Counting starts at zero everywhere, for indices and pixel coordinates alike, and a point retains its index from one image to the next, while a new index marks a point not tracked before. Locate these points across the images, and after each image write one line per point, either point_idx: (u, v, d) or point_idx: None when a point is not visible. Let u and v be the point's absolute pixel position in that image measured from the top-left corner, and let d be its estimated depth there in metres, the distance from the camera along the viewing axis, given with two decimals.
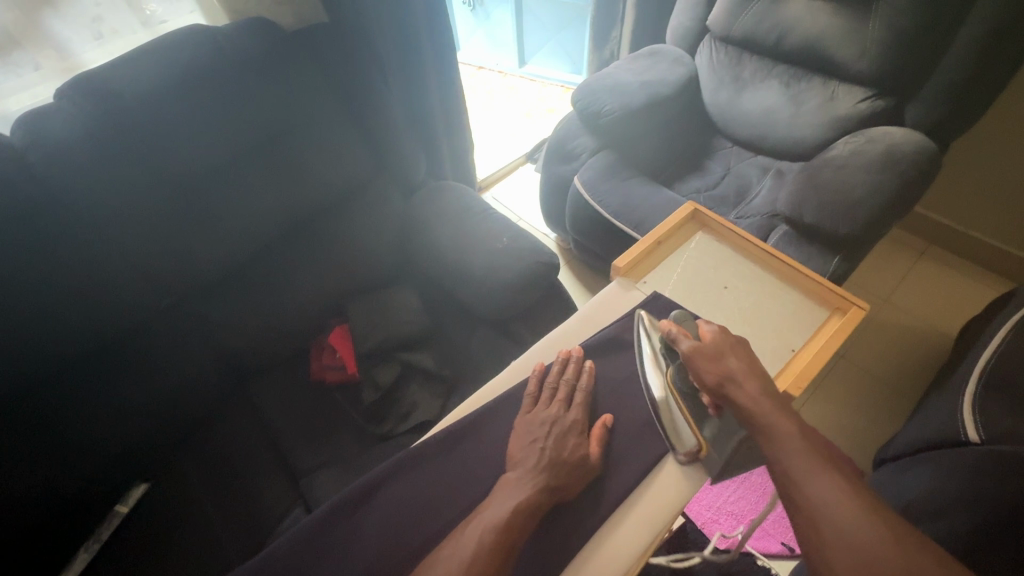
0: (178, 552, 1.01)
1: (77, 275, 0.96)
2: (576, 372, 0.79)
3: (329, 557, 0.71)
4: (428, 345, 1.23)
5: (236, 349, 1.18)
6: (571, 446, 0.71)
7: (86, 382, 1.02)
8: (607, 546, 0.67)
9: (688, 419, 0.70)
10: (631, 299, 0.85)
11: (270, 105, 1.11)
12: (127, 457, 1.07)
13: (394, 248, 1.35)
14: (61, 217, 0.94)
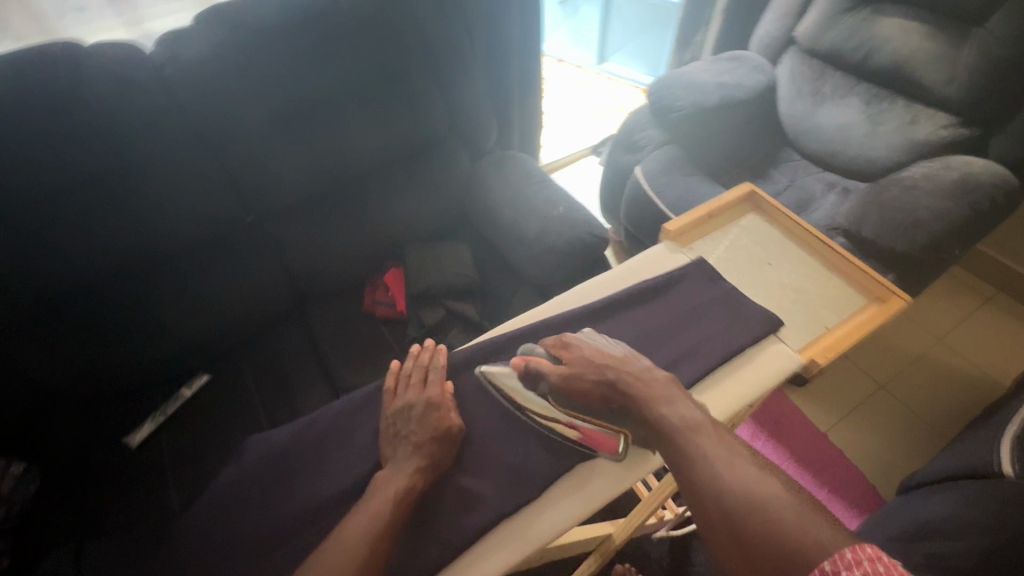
0: (226, 437, 1.12)
1: (181, 178, 1.08)
2: (435, 364, 0.78)
3: (350, 440, 0.77)
4: (474, 296, 1.32)
5: (303, 271, 1.30)
6: (432, 422, 0.71)
7: (171, 277, 1.15)
8: (573, 492, 0.68)
9: (596, 423, 0.68)
10: (674, 260, 0.86)
11: (370, 52, 1.19)
12: (194, 348, 1.20)
13: (454, 205, 1.44)
14: (177, 124, 1.05)
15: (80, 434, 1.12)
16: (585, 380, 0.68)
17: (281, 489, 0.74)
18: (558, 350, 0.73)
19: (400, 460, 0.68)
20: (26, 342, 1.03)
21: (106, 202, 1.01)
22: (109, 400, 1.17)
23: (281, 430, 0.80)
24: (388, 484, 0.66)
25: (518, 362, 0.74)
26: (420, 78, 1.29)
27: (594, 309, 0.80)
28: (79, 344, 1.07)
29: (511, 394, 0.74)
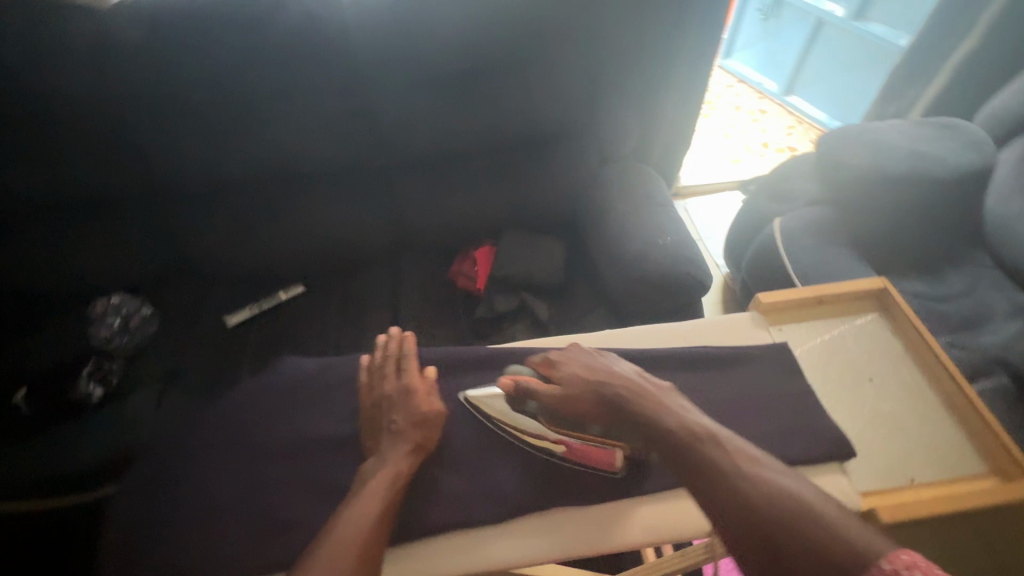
0: (297, 345, 1.26)
1: (331, 110, 1.19)
2: (404, 350, 0.83)
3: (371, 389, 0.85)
4: (552, 297, 1.31)
5: (407, 222, 1.37)
6: (415, 420, 0.75)
7: (299, 196, 1.31)
8: (521, 537, 0.72)
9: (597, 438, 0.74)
10: (754, 337, 0.84)
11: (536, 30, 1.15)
12: (299, 262, 1.35)
13: (565, 203, 1.41)
14: (342, 62, 1.14)
15: (194, 307, 1.32)
16: (578, 399, 0.71)
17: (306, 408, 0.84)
18: (545, 370, 0.76)
19: (387, 453, 0.72)
20: (184, 213, 1.27)
21: (266, 118, 1.17)
22: (225, 279, 1.36)
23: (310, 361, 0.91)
24: (383, 471, 0.70)
25: (508, 382, 0.78)
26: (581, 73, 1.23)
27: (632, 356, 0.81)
28: (217, 227, 1.28)
29: (503, 416, 0.79)
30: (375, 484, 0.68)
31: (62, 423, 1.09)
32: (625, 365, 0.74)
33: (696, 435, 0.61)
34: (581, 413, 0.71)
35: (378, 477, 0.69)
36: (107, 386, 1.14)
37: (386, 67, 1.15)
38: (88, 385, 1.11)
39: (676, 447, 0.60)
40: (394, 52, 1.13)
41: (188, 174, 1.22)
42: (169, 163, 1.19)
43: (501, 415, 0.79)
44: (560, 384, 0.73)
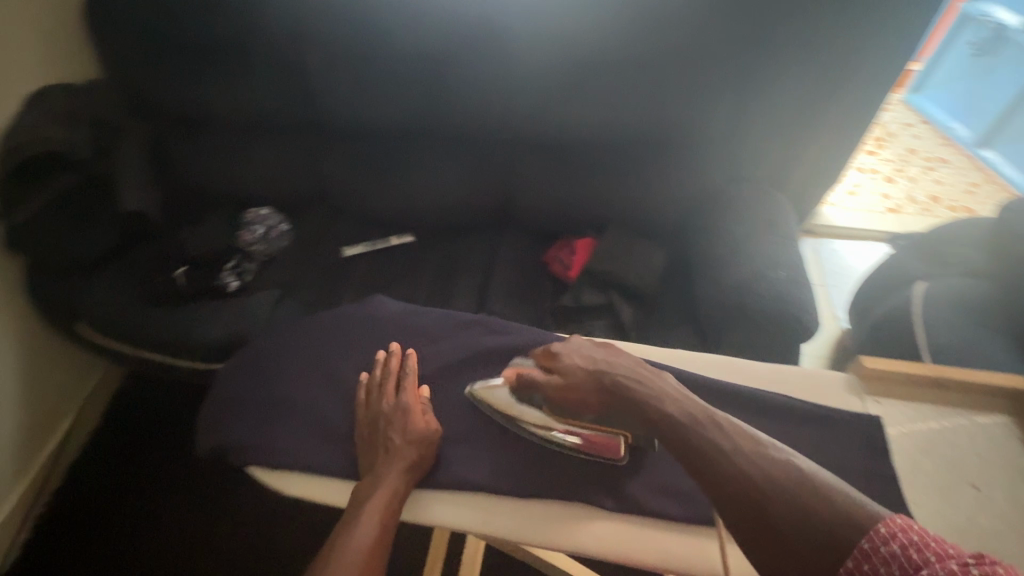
0: (394, 286, 1.37)
1: (474, 79, 1.27)
2: (405, 369, 0.84)
3: (443, 341, 0.90)
4: (642, 304, 1.27)
5: (518, 198, 1.42)
6: (410, 442, 0.76)
7: (429, 153, 1.41)
8: (505, 515, 0.72)
9: (601, 426, 0.76)
10: (844, 400, 0.78)
11: (688, 33, 1.15)
12: (413, 213, 1.46)
13: (678, 213, 1.36)
14: (496, 37, 1.21)
15: (319, 233, 1.50)
16: (579, 386, 0.74)
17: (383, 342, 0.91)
18: (548, 362, 0.78)
19: (382, 471, 0.73)
20: (335, 149, 1.44)
21: (417, 77, 1.29)
22: (350, 215, 1.52)
23: (395, 305, 0.97)
24: (378, 496, 0.71)
25: (510, 374, 0.80)
26: (722, 80, 1.20)
27: (699, 384, 0.79)
28: (354, 166, 1.44)
29: (508, 409, 0.78)
30: (371, 512, 0.69)
31: (200, 300, 1.30)
32: (627, 360, 0.76)
33: (697, 420, 0.65)
34: (581, 402, 0.74)
35: (374, 503, 0.70)
36: (242, 281, 1.34)
37: (534, 48, 1.21)
38: (227, 275, 1.33)
39: (676, 427, 0.65)
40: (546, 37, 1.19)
41: (343, 116, 1.37)
42: (328, 102, 1.34)
43: (506, 409, 0.79)
44: (561, 371, 0.76)
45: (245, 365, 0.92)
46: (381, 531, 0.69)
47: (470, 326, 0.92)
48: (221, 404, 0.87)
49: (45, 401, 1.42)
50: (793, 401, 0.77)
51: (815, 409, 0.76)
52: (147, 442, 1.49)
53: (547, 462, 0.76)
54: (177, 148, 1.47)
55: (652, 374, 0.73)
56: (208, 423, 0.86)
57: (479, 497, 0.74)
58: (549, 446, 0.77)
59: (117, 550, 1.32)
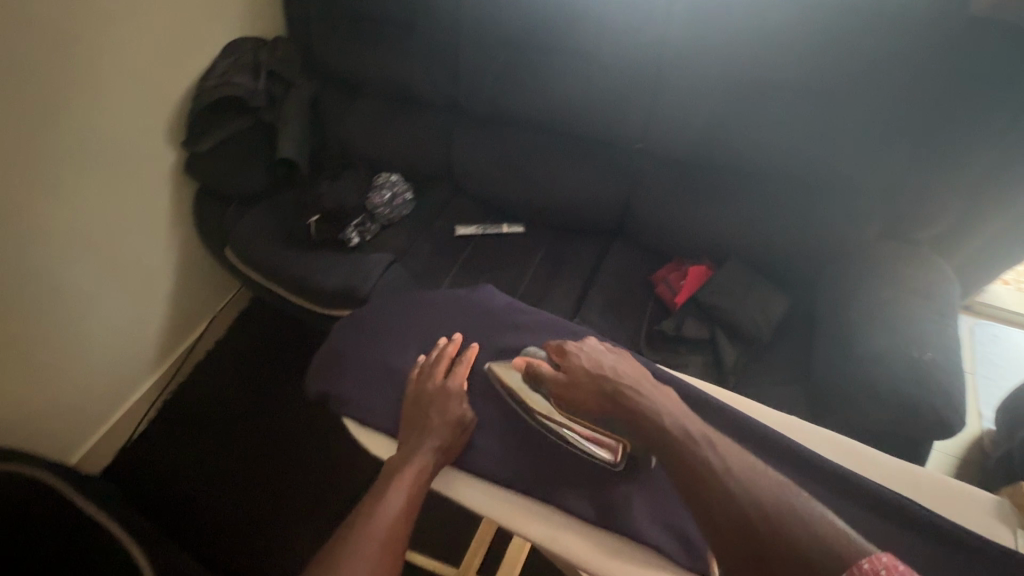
0: (496, 273, 1.39)
1: (618, 84, 1.26)
2: (461, 358, 0.86)
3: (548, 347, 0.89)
4: (749, 349, 1.19)
5: (637, 211, 1.38)
6: (446, 424, 0.78)
7: (558, 150, 1.42)
8: (533, 523, 0.73)
9: (600, 431, 0.75)
10: (988, 527, 0.68)
11: (864, 68, 1.04)
12: (529, 205, 1.48)
13: (814, 260, 1.23)
14: (650, 46, 1.19)
15: (439, 208, 1.56)
16: (579, 389, 0.75)
17: (484, 330, 0.92)
18: (558, 358, 0.79)
19: (416, 446, 0.76)
20: (469, 131, 1.49)
21: (566, 76, 1.29)
22: (470, 196, 1.58)
23: (502, 297, 0.97)
24: (408, 469, 0.73)
25: (521, 362, 0.82)
26: (896, 128, 1.07)
27: (806, 462, 0.71)
28: (484, 150, 1.48)
29: (519, 395, 0.80)
30: (399, 485, 0.72)
31: (326, 249, 1.43)
32: (630, 367, 0.77)
33: (694, 439, 0.65)
34: (585, 404, 0.74)
35: (403, 475, 0.73)
36: (361, 239, 1.45)
37: (688, 63, 1.17)
38: (351, 231, 1.43)
39: (669, 444, 0.66)
40: (702, 52, 1.15)
41: (485, 104, 1.41)
42: (474, 89, 1.40)
43: (517, 394, 0.81)
44: (566, 370, 0.77)
45: (353, 322, 0.98)
46: (407, 506, 0.72)
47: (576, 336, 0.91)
48: (327, 355, 0.94)
49: (189, 306, 1.66)
50: (919, 507, 0.67)
51: (945, 526, 0.66)
52: (256, 361, 1.68)
53: (625, 499, 0.73)
54: (333, 107, 1.60)
55: (649, 387, 0.73)
56: (316, 369, 0.93)
57: (514, 495, 0.76)
58: (558, 442, 0.78)
59: (218, 448, 1.52)
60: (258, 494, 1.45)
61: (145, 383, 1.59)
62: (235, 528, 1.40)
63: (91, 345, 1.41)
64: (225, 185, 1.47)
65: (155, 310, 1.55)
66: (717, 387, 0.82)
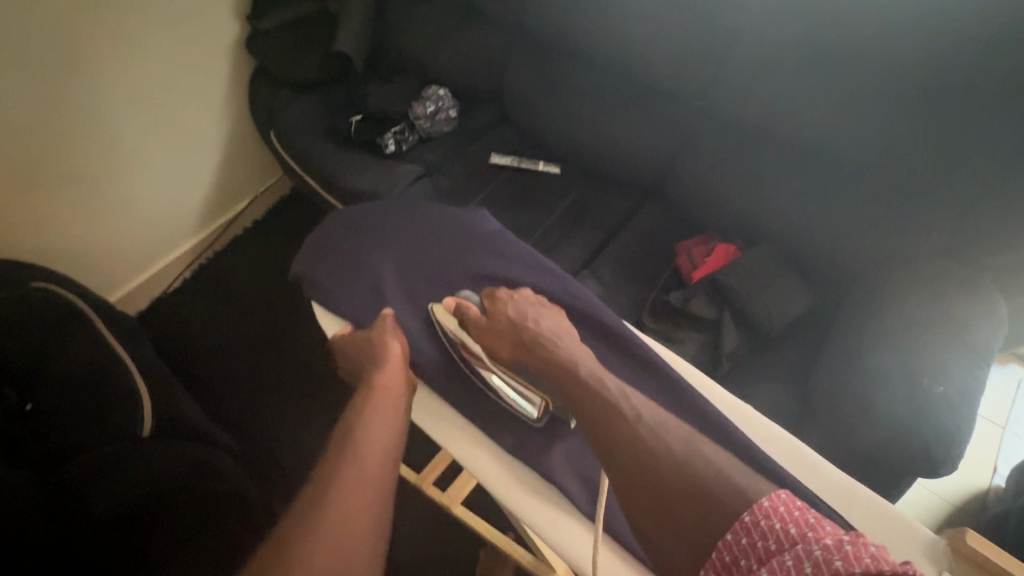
0: (519, 209, 1.36)
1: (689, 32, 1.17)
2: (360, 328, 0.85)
3: (522, 283, 0.89)
4: (756, 338, 1.12)
5: (679, 176, 1.30)
6: (395, 378, 0.77)
7: (613, 94, 1.35)
8: (459, 443, 0.78)
9: (524, 386, 0.78)
10: (913, 559, 0.69)
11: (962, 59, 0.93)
12: (571, 147, 1.42)
13: (868, 267, 1.10)
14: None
15: (480, 132, 1.51)
16: (497, 335, 0.78)
17: (462, 252, 0.94)
18: (487, 304, 0.82)
19: (377, 401, 0.73)
20: (527, 58, 1.43)
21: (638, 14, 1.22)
22: (514, 128, 1.52)
23: (493, 224, 0.98)
24: (381, 421, 0.71)
25: (452, 303, 0.84)
26: (983, 136, 0.96)
27: (745, 449, 0.74)
28: (537, 80, 1.42)
29: (450, 334, 0.83)
30: (372, 433, 0.69)
31: (361, 151, 1.44)
32: (555, 322, 0.79)
33: (609, 392, 0.66)
34: (502, 349, 0.77)
35: (382, 418, 0.71)
36: (397, 148, 1.44)
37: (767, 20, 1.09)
38: (388, 138, 1.43)
39: (586, 394, 0.67)
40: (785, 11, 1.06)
41: (550, 31, 1.35)
42: (541, 14, 1.34)
43: (448, 334, 0.83)
44: (491, 315, 0.80)
45: (348, 217, 0.99)
46: (389, 443, 0.69)
47: (556, 277, 0.91)
48: (315, 237, 0.98)
49: (235, 183, 1.75)
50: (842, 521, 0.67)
51: None
52: (282, 246, 1.75)
53: (557, 447, 0.76)
54: (399, 8, 1.55)
55: (568, 341, 0.76)
56: (305, 255, 0.96)
57: (452, 414, 0.81)
58: (483, 389, 0.81)
59: (229, 315, 1.63)
60: (253, 365, 1.55)
61: (185, 243, 1.70)
62: (237, 409, 1.49)
63: (145, 195, 1.52)
64: (283, 70, 1.50)
65: (202, 176, 1.63)
66: (675, 358, 0.86)
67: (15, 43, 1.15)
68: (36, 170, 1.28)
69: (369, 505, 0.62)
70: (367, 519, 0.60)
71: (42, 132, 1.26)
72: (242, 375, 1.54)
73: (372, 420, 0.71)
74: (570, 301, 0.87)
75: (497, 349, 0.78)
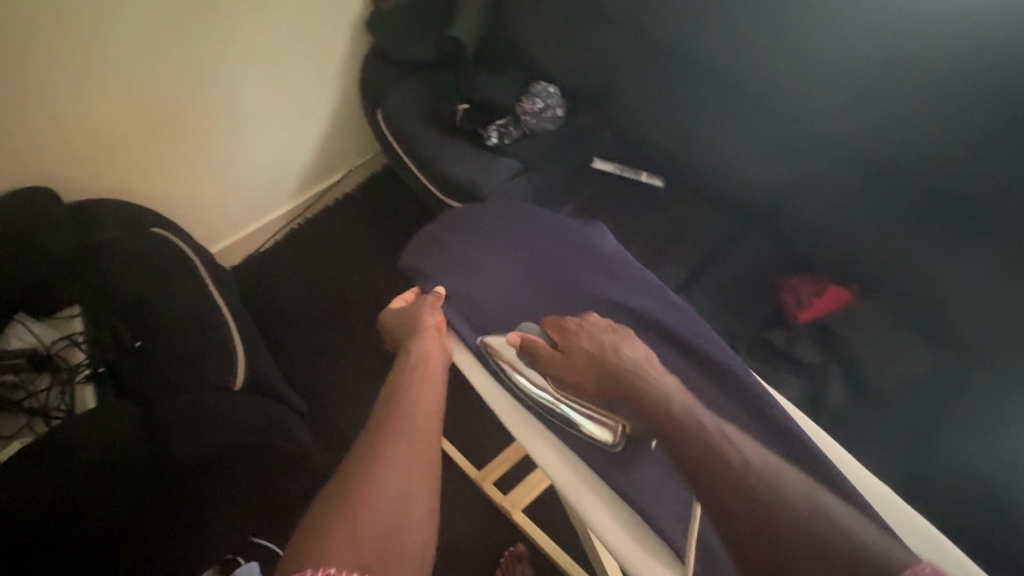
0: (618, 218, 1.31)
1: (832, 58, 1.09)
2: (417, 302, 0.88)
3: (639, 311, 0.86)
4: (863, 394, 1.05)
5: (795, 206, 1.21)
6: (429, 352, 0.80)
7: (733, 111, 1.27)
8: (552, 463, 0.78)
9: (599, 413, 0.76)
10: None
11: None
12: (678, 161, 1.35)
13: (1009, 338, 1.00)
14: (888, 26, 1.02)
15: (583, 134, 1.47)
16: (579, 369, 0.75)
17: (578, 269, 0.91)
18: (557, 335, 0.79)
19: (417, 378, 0.77)
20: (644, 63, 1.37)
21: (776, 32, 1.14)
22: (619, 133, 1.47)
23: (609, 241, 0.95)
24: (419, 396, 0.75)
25: (513, 338, 0.80)
26: None
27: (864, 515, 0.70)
28: (652, 87, 1.36)
29: (509, 370, 0.81)
30: (412, 406, 0.73)
31: (464, 140, 1.44)
32: (636, 348, 0.76)
33: (710, 432, 0.63)
34: (577, 382, 0.74)
35: (423, 394, 0.75)
36: (499, 141, 1.42)
37: (926, 58, 0.99)
38: (492, 130, 1.41)
39: (686, 433, 0.64)
40: (950, 51, 0.97)
41: (677, 36, 1.28)
42: (667, 20, 1.27)
43: (505, 369, 0.81)
44: (563, 348, 0.77)
45: (463, 215, 1.00)
46: (429, 418, 0.73)
47: (676, 310, 0.87)
48: (427, 236, 0.98)
49: (335, 157, 1.81)
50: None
51: None
52: (368, 221, 1.79)
53: (658, 485, 0.77)
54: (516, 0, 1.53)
55: (652, 369, 0.73)
56: (415, 248, 0.98)
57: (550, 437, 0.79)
58: (554, 420, 0.79)
59: (313, 282, 1.69)
60: (330, 333, 1.61)
61: (281, 206, 1.77)
62: (310, 374, 1.55)
63: (254, 160, 1.60)
64: (397, 50, 1.52)
65: (304, 145, 1.70)
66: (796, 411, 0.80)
67: (164, 12, 1.23)
68: (163, 125, 1.38)
69: (413, 478, 0.66)
70: (408, 491, 0.65)
71: (174, 92, 1.35)
72: (319, 341, 1.60)
73: (414, 394, 0.75)
74: (688, 334, 0.84)
75: (576, 381, 0.75)
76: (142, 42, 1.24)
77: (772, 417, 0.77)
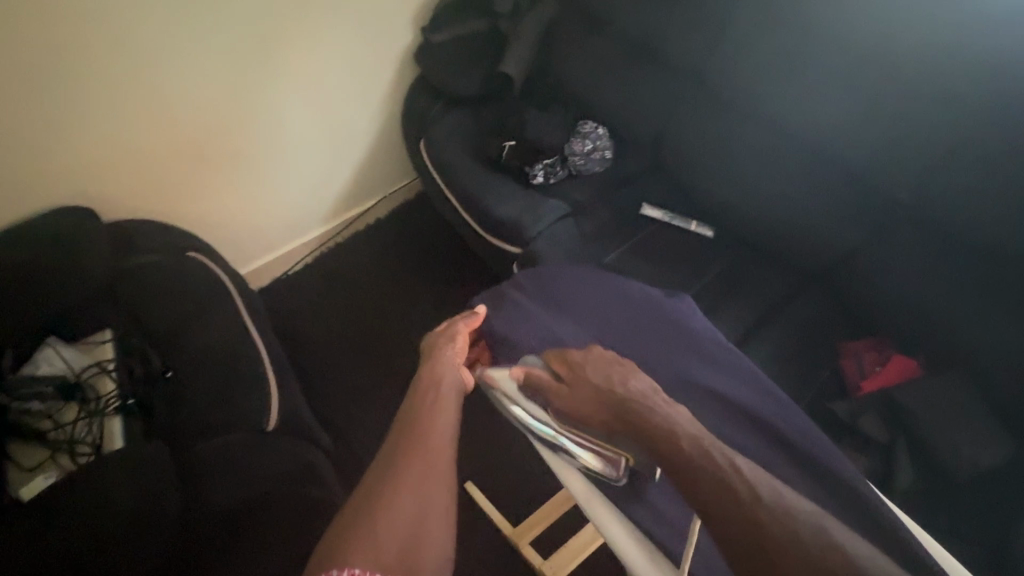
0: (669, 268, 1.27)
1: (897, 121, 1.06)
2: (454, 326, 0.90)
3: (730, 395, 0.85)
4: (932, 472, 1.00)
5: (856, 268, 1.17)
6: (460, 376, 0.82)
7: (790, 165, 1.23)
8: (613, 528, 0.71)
9: (602, 441, 0.73)
10: None
11: None
12: (731, 213, 1.31)
13: None
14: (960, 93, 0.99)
15: (630, 178, 1.44)
16: (585, 401, 0.71)
17: (664, 344, 0.91)
18: (561, 367, 0.75)
19: (443, 405, 0.76)
20: (697, 112, 1.35)
21: (839, 91, 1.12)
22: (668, 180, 1.44)
23: (698, 317, 0.95)
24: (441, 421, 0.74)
25: (517, 372, 0.76)
26: None
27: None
28: (704, 136, 1.33)
29: (512, 405, 0.74)
30: (436, 431, 0.72)
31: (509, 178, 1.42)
32: (642, 380, 0.73)
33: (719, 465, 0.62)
34: (585, 414, 0.71)
35: (444, 421, 0.74)
36: (545, 179, 1.39)
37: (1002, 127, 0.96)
38: (540, 168, 1.39)
39: (691, 466, 0.62)
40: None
41: (734, 88, 1.26)
42: (724, 72, 1.26)
43: (507, 405, 0.74)
44: (570, 379, 0.74)
45: (543, 275, 1.03)
46: (452, 445, 0.72)
47: (771, 398, 0.85)
48: (503, 297, 1.00)
49: (371, 184, 1.78)
50: None
51: None
52: (401, 250, 1.76)
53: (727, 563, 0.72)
54: (566, 41, 1.52)
55: (658, 400, 0.71)
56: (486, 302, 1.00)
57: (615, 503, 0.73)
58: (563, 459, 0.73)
59: (342, 309, 1.65)
60: (358, 363, 1.57)
61: (315, 229, 1.74)
62: (335, 407, 1.50)
63: (287, 186, 1.57)
64: (444, 83, 1.51)
65: (340, 172, 1.67)
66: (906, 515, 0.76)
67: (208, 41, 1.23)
68: (211, 145, 1.36)
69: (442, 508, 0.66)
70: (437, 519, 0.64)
71: (211, 120, 1.33)
72: (348, 370, 1.55)
73: (436, 419, 0.74)
74: (781, 423, 0.82)
75: (579, 411, 0.71)
76: (185, 69, 1.23)
77: (867, 515, 0.75)
